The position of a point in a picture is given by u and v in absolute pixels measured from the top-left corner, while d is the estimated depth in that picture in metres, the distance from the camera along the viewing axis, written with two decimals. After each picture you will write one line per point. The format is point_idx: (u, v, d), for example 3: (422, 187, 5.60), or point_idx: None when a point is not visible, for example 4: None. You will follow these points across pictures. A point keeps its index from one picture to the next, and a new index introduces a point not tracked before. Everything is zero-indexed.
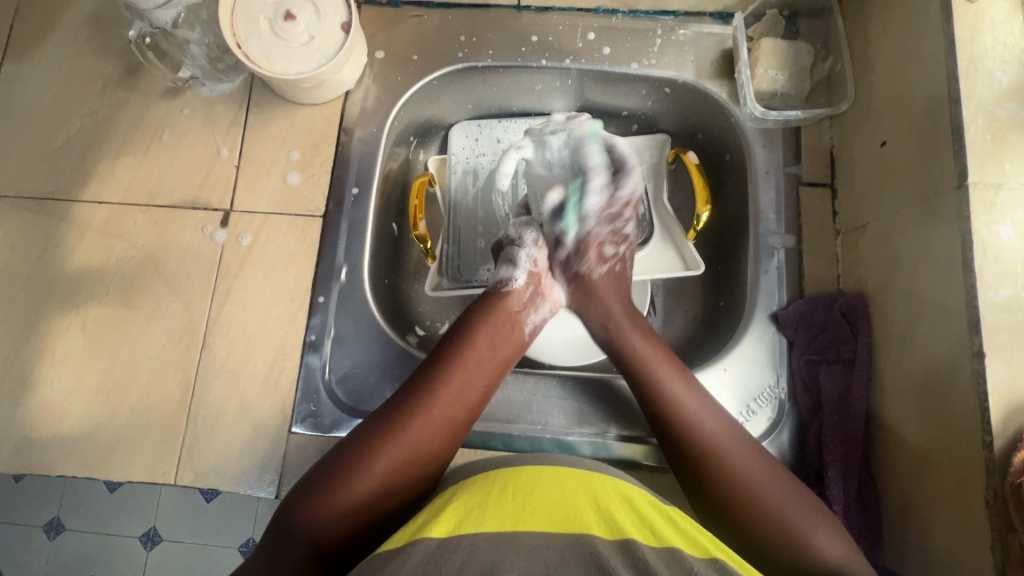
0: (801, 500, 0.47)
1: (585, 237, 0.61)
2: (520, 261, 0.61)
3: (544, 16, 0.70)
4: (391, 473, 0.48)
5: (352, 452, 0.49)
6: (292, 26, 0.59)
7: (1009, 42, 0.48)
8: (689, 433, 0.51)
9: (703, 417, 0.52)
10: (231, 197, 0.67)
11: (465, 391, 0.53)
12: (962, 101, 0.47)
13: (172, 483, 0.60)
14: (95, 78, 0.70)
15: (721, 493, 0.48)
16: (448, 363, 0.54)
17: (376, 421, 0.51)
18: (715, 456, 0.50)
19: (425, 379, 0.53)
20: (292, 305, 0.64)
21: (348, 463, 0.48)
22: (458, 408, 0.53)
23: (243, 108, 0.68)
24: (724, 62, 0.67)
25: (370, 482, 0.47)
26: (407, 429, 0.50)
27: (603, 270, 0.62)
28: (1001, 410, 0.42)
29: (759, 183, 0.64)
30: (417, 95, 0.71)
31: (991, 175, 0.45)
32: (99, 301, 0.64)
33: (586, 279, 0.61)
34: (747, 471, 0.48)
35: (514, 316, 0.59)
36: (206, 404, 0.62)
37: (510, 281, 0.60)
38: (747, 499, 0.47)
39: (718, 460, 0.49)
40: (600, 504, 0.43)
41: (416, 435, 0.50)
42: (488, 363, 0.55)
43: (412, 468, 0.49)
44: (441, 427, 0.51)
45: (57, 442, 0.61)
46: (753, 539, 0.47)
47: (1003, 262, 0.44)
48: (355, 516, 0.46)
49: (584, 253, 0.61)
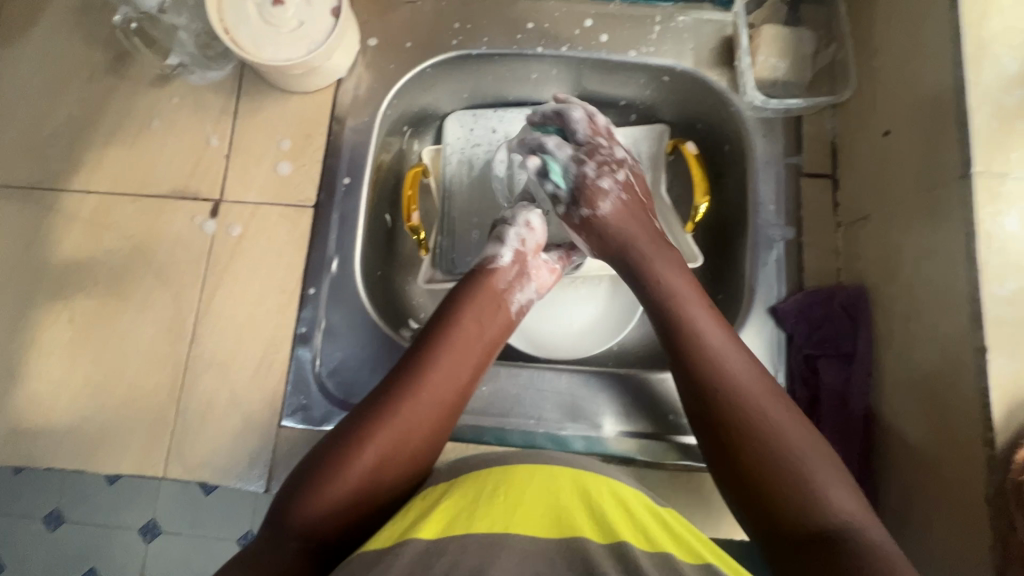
0: (818, 451, 0.45)
1: (580, 177, 0.58)
2: (508, 239, 0.60)
3: (540, 2, 0.68)
4: (382, 463, 0.47)
5: (341, 443, 0.48)
6: (280, 11, 0.58)
7: (1018, 28, 0.46)
8: (713, 372, 0.48)
9: (730, 357, 0.49)
10: (221, 187, 0.66)
11: (456, 375, 0.52)
12: (968, 88, 0.46)
13: (161, 476, 0.59)
14: (84, 65, 0.69)
15: (735, 435, 0.46)
16: (436, 348, 0.53)
17: (362, 412, 0.50)
18: (735, 399, 0.47)
19: (412, 365, 0.52)
20: (283, 297, 0.63)
21: (338, 454, 0.47)
22: (450, 391, 0.52)
23: (233, 96, 0.67)
24: (724, 49, 0.65)
25: (361, 472, 0.46)
26: (397, 419, 0.49)
27: (610, 207, 0.58)
28: (1002, 406, 0.41)
29: (759, 174, 0.62)
30: (410, 83, 0.69)
31: (997, 165, 0.44)
32: (88, 292, 0.63)
33: (593, 221, 0.58)
34: (768, 416, 0.46)
35: (500, 296, 0.58)
36: (196, 397, 0.61)
37: (496, 259, 0.59)
38: (762, 444, 0.45)
39: (738, 400, 0.47)
40: (592, 506, 0.42)
41: (406, 421, 0.49)
42: (476, 342, 0.54)
43: (404, 453, 0.48)
44: (433, 415, 0.50)
45: (45, 434, 0.60)
46: (758, 488, 0.44)
47: (1007, 254, 0.43)
48: (346, 508, 0.45)
49: (589, 196, 0.58)
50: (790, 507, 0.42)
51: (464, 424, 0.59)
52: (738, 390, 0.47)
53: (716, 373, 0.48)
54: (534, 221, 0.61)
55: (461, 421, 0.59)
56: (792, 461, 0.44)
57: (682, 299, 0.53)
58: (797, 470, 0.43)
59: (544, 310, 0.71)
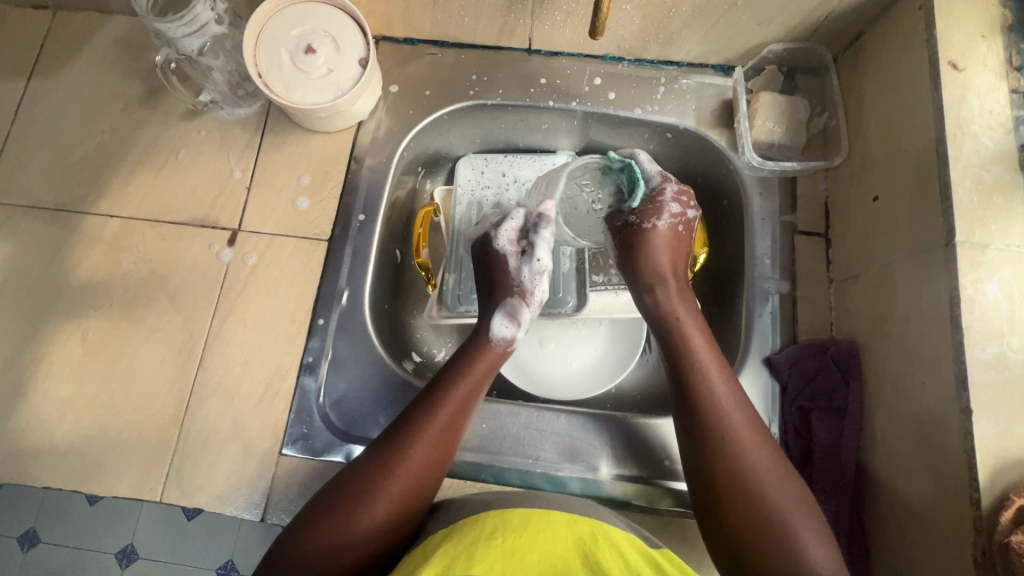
0: (805, 512, 0.49)
1: (657, 191, 0.64)
2: (523, 321, 0.63)
3: (553, 59, 0.73)
4: (392, 503, 0.49)
5: (339, 488, 0.49)
6: (311, 58, 0.62)
7: (995, 110, 0.50)
8: (721, 432, 0.52)
9: (736, 427, 0.52)
10: (240, 217, 0.68)
11: (464, 405, 0.55)
12: (950, 163, 0.49)
13: (157, 500, 0.59)
14: (118, 97, 0.73)
15: (732, 496, 0.50)
16: (437, 386, 0.56)
17: (368, 457, 0.51)
18: (738, 470, 0.50)
19: (425, 405, 0.54)
20: (292, 327, 0.65)
21: (336, 499, 0.49)
22: (458, 423, 0.54)
23: (258, 133, 0.71)
24: (725, 111, 0.69)
25: (359, 516, 0.48)
26: (400, 461, 0.50)
27: (665, 226, 0.63)
28: (987, 467, 0.43)
29: (756, 229, 0.66)
30: (427, 128, 0.73)
31: (978, 235, 0.47)
32: (102, 313, 0.65)
33: (643, 232, 0.63)
34: (763, 478, 0.50)
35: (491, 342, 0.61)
36: (199, 421, 0.62)
37: (511, 340, 0.62)
38: (750, 505, 0.49)
39: (737, 463, 0.50)
40: (587, 549, 0.43)
41: (399, 465, 0.50)
42: (462, 383, 0.56)
43: (401, 497, 0.50)
44: (431, 452, 0.52)
45: (47, 452, 0.61)
46: (744, 546, 0.48)
47: (989, 320, 0.45)
48: (360, 553, 0.47)
49: (656, 209, 0.63)
50: (776, 567, 0.47)
51: (462, 461, 0.60)
52: (740, 456, 0.51)
53: (719, 436, 0.52)
54: (544, 299, 0.65)
55: (460, 457, 0.60)
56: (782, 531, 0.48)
57: (696, 354, 0.56)
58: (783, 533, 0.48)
59: (546, 350, 0.73)
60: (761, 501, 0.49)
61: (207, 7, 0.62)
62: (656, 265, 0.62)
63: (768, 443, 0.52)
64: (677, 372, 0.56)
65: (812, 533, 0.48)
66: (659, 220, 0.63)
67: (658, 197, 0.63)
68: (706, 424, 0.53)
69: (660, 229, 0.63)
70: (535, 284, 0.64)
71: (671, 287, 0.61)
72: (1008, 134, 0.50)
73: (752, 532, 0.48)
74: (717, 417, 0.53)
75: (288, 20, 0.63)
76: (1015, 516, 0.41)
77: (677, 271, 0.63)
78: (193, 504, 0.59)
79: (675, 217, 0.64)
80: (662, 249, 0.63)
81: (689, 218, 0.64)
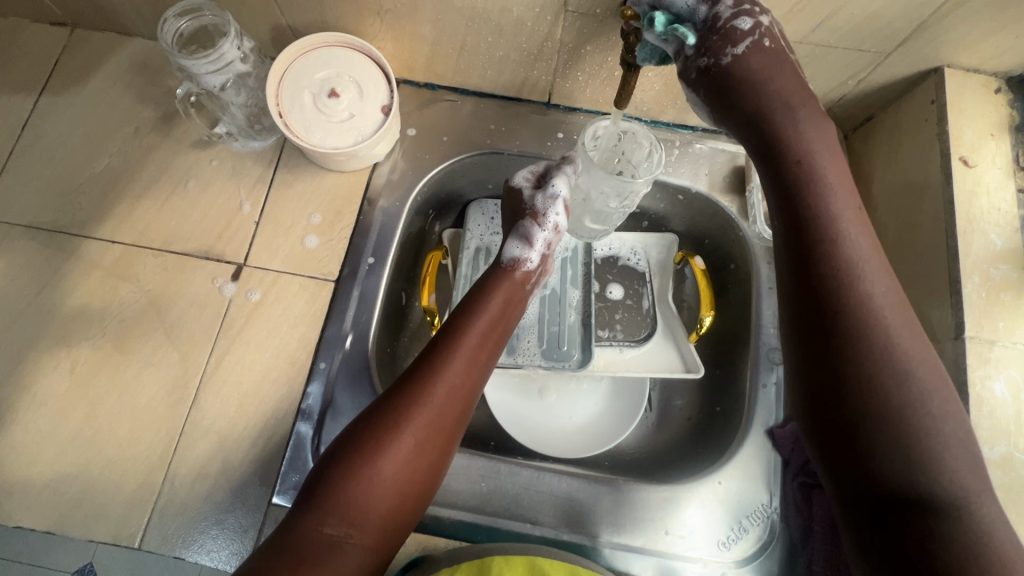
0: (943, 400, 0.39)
1: (712, 17, 0.47)
2: (536, 242, 0.64)
3: (572, 114, 0.73)
4: (421, 435, 0.52)
5: (374, 425, 0.51)
6: (335, 103, 0.62)
7: (1003, 208, 0.52)
8: (850, 298, 0.41)
9: (871, 281, 0.42)
10: (246, 251, 0.67)
11: (467, 367, 0.56)
12: (960, 258, 0.50)
13: (135, 546, 0.57)
14: (130, 121, 0.72)
15: (863, 382, 0.40)
16: (460, 328, 0.58)
17: (395, 391, 0.54)
18: (868, 333, 0.40)
19: (442, 347, 0.56)
20: (292, 368, 0.63)
21: (370, 435, 0.51)
22: (463, 383, 0.55)
23: (271, 167, 0.70)
24: (736, 177, 0.71)
25: (396, 448, 0.50)
26: (429, 394, 0.53)
27: (749, 55, 0.46)
28: None
29: (762, 298, 0.67)
30: (443, 173, 0.73)
31: (986, 331, 0.48)
32: (94, 343, 0.63)
33: (728, 73, 0.46)
34: (911, 375, 0.39)
35: (520, 285, 0.63)
36: (187, 464, 0.59)
37: (524, 262, 0.64)
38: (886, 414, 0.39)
39: (867, 344, 0.40)
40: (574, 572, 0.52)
41: (436, 399, 0.53)
42: (485, 323, 0.59)
43: (436, 430, 0.52)
44: (458, 387, 0.55)
45: (22, 488, 0.58)
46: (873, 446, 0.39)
47: (996, 419, 0.46)
48: (394, 484, 0.50)
49: (729, 35, 0.46)
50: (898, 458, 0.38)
51: (459, 520, 0.59)
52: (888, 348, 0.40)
53: (851, 306, 0.41)
54: (561, 221, 0.65)
55: (456, 516, 0.59)
56: (912, 418, 0.39)
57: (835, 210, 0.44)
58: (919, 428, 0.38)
59: (547, 404, 0.73)
60: (898, 387, 0.39)
61: (233, 46, 0.61)
62: (775, 92, 0.46)
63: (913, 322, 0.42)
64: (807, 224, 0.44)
65: (952, 430, 0.39)
66: (741, 49, 0.46)
67: (719, 23, 0.47)
68: (835, 291, 0.42)
69: (747, 58, 0.46)
70: (548, 205, 0.64)
71: (791, 110, 0.46)
72: (1015, 233, 0.51)
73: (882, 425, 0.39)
74: (846, 289, 0.42)
75: (313, 64, 0.63)
76: None
77: (800, 97, 0.47)
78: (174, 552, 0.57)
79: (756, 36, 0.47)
80: (768, 68, 0.46)
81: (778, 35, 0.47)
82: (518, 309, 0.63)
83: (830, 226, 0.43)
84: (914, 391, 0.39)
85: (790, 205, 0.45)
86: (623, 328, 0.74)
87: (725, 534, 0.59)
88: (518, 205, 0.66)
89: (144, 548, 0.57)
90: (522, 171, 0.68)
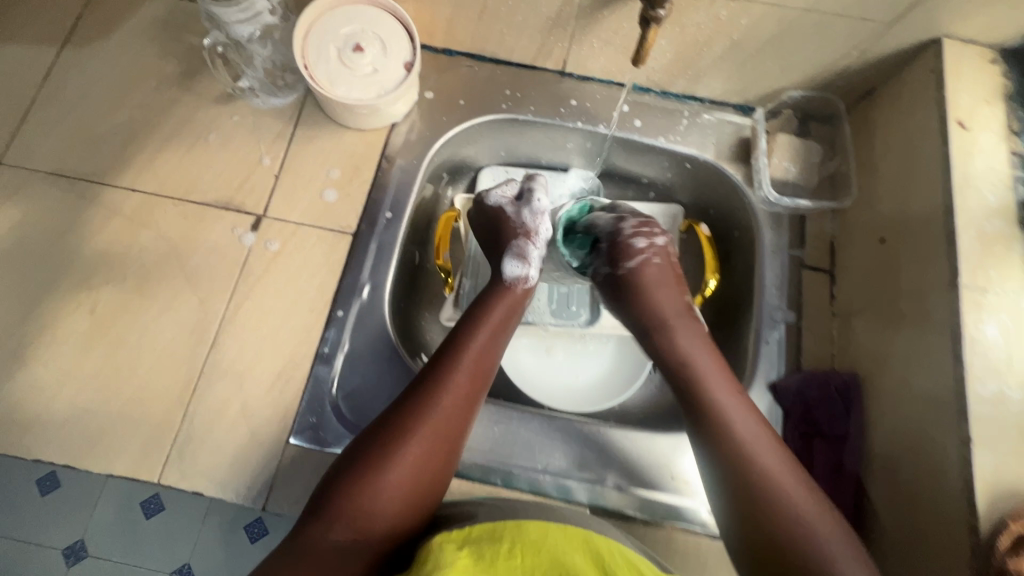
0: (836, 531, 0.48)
1: (618, 237, 0.65)
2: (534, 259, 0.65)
3: (584, 83, 0.75)
4: (431, 442, 0.52)
5: (383, 437, 0.52)
6: (359, 57, 0.64)
7: (997, 168, 0.55)
8: (740, 452, 0.51)
9: (759, 451, 0.51)
10: (266, 204, 0.68)
11: (472, 377, 0.56)
12: (956, 213, 0.53)
13: (155, 481, 0.58)
14: (152, 75, 0.73)
15: (768, 514, 0.48)
16: (465, 335, 0.59)
17: (405, 402, 0.54)
18: (756, 470, 0.50)
19: (447, 358, 0.57)
20: (310, 316, 0.65)
21: (379, 450, 0.51)
22: (468, 392, 0.56)
23: (291, 124, 0.72)
24: (742, 148, 0.73)
25: (405, 459, 0.51)
26: (437, 404, 0.54)
27: (638, 265, 0.63)
28: (985, 495, 0.45)
29: (766, 259, 0.68)
30: (459, 135, 0.75)
31: (980, 280, 0.51)
32: (114, 286, 0.64)
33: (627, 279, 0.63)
34: (806, 512, 0.48)
35: (520, 296, 0.64)
36: (205, 404, 0.61)
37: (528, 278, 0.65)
38: (794, 538, 0.47)
39: (757, 470, 0.50)
40: (605, 566, 0.45)
41: (444, 414, 0.54)
42: (487, 338, 0.59)
43: (444, 442, 0.53)
44: (463, 398, 0.55)
45: (43, 422, 0.59)
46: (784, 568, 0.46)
47: (988, 358, 0.49)
48: (398, 500, 0.50)
49: (625, 251, 0.64)
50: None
51: (473, 462, 0.60)
52: (778, 486, 0.49)
53: (742, 456, 0.51)
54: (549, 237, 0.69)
55: (470, 459, 0.60)
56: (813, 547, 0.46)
57: (709, 391, 0.55)
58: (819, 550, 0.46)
59: (554, 362, 0.75)
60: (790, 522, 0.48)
61: None
62: (660, 314, 0.61)
63: (797, 468, 0.51)
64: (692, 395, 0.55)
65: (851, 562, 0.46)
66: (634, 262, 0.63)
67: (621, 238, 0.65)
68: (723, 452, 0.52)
69: (637, 270, 0.63)
70: (538, 223, 0.68)
71: (677, 331, 0.60)
72: (1009, 191, 0.54)
73: (772, 532, 0.48)
74: (734, 451, 0.51)
75: (339, 19, 0.65)
76: (1011, 541, 0.43)
77: (679, 308, 0.62)
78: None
79: (647, 250, 0.64)
80: (655, 282, 0.63)
81: (666, 253, 0.65)
82: (523, 303, 0.65)
83: (710, 398, 0.54)
84: (812, 531, 0.47)
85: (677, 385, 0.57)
86: None
87: None
88: (505, 226, 0.67)
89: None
90: (496, 189, 0.70)
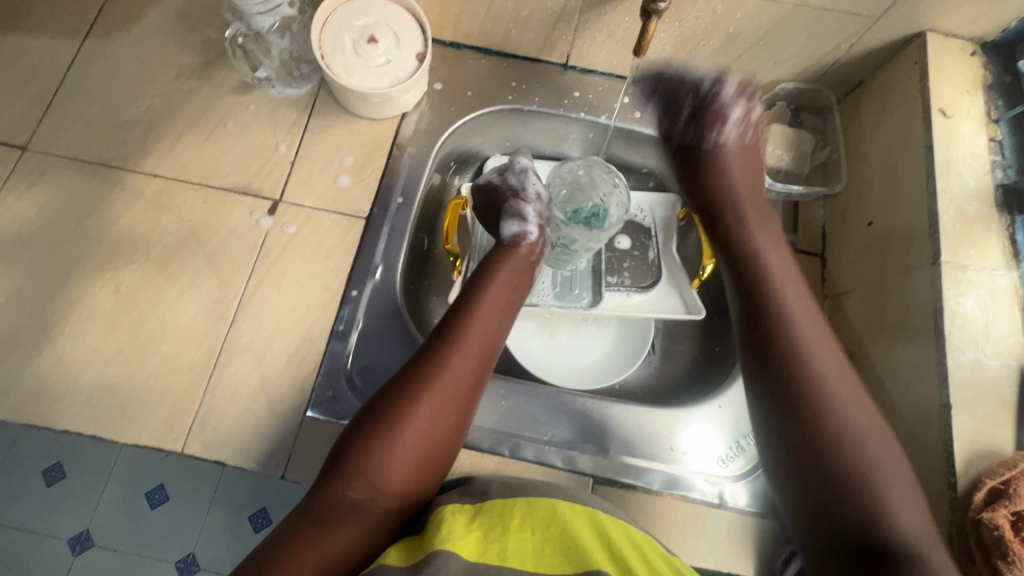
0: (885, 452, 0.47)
1: (713, 100, 0.67)
2: (529, 213, 0.69)
3: (587, 76, 0.79)
4: (441, 399, 0.55)
5: (394, 398, 0.55)
6: (373, 48, 0.67)
7: (976, 154, 0.58)
8: (797, 349, 0.52)
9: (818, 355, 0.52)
10: (282, 189, 0.71)
11: (480, 341, 0.59)
12: (938, 195, 0.57)
13: (180, 450, 0.61)
14: (171, 66, 0.76)
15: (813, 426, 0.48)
16: (472, 303, 0.62)
17: (416, 364, 0.57)
18: (812, 367, 0.51)
19: (454, 323, 0.60)
20: (326, 295, 0.67)
21: (391, 409, 0.54)
22: (477, 353, 0.59)
23: (306, 113, 0.75)
24: None
25: (417, 415, 0.54)
26: (447, 364, 0.56)
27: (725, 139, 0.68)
28: (963, 454, 0.49)
29: None
30: (466, 125, 0.78)
31: (960, 257, 0.54)
32: (137, 267, 0.67)
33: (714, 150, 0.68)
34: (854, 422, 0.48)
35: (528, 265, 0.67)
36: (227, 378, 0.63)
37: (527, 233, 0.68)
38: (836, 456, 0.47)
39: (808, 372, 0.51)
40: (612, 547, 0.46)
41: (453, 373, 0.56)
42: (496, 305, 0.63)
43: (453, 398, 0.56)
44: (472, 358, 0.58)
45: (71, 395, 0.62)
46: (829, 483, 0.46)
47: (967, 329, 0.52)
48: (413, 455, 0.53)
49: (713, 120, 0.67)
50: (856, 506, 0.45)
51: (483, 434, 0.63)
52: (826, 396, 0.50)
53: (798, 350, 0.52)
54: (539, 190, 0.72)
55: (479, 431, 0.63)
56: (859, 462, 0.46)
57: (776, 281, 0.57)
58: (862, 469, 0.46)
59: (557, 343, 0.78)
60: (832, 433, 0.48)
61: None
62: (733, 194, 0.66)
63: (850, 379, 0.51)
64: (757, 287, 0.57)
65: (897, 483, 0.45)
66: (718, 136, 0.68)
67: (712, 104, 0.68)
68: (780, 355, 0.52)
69: (719, 144, 0.68)
70: (524, 180, 0.72)
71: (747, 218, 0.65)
72: (987, 174, 0.58)
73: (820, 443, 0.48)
74: (792, 345, 0.52)
75: (354, 12, 0.68)
76: (986, 495, 0.46)
77: (752, 197, 0.66)
78: (190, 503, 0.60)
79: (733, 129, 0.68)
80: (733, 163, 0.68)
81: (757, 127, 0.69)
82: (529, 276, 0.68)
83: (772, 291, 0.56)
84: (855, 447, 0.47)
85: (743, 275, 0.59)
86: (630, 275, 0.79)
87: (726, 452, 0.64)
88: (497, 194, 0.71)
89: (152, 509, 0.60)
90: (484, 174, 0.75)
